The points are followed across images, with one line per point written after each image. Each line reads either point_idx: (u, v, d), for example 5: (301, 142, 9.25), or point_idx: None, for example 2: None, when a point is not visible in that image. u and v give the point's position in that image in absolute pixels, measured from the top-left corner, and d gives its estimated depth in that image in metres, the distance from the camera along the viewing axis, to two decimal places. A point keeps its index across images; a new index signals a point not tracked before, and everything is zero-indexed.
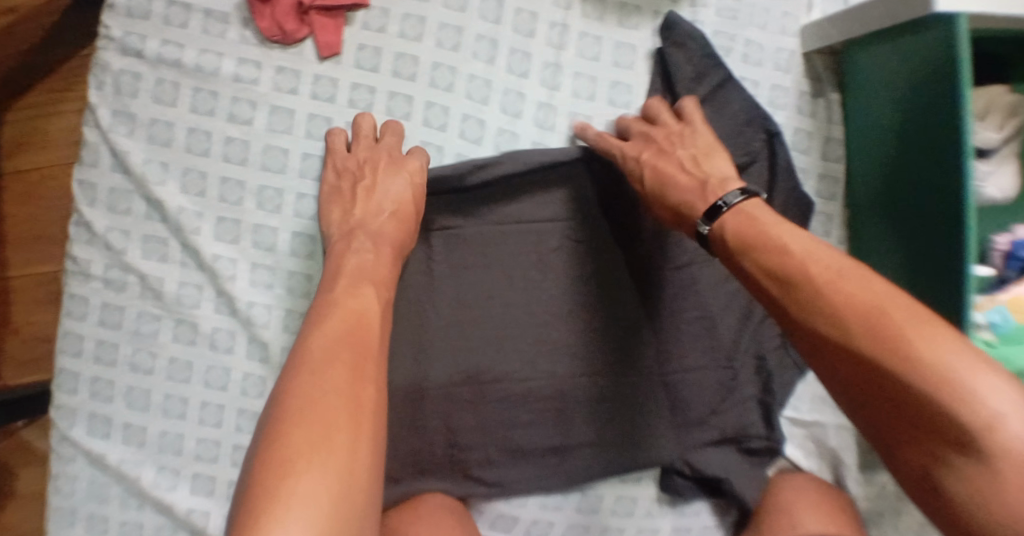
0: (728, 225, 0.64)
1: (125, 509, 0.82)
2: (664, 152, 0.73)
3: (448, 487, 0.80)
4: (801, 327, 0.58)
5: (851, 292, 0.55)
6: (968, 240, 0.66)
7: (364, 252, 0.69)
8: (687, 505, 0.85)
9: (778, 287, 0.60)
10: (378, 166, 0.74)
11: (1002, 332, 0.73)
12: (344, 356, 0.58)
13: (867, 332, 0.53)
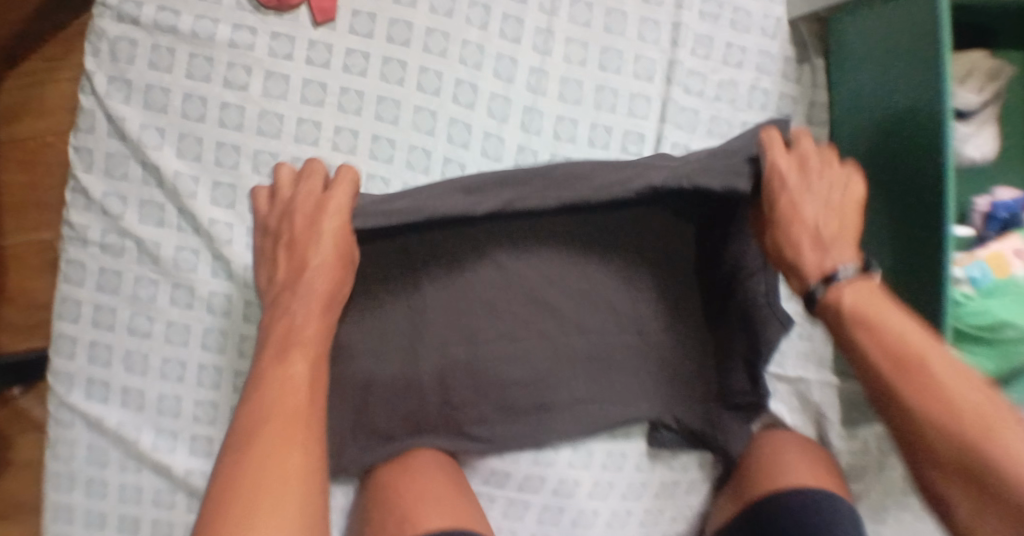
0: (842, 296, 0.63)
1: (123, 473, 0.83)
2: (801, 197, 0.69)
3: (442, 443, 0.83)
4: (898, 408, 0.57)
5: (941, 372, 0.56)
6: (947, 198, 0.68)
7: (292, 314, 0.67)
8: (676, 459, 0.90)
9: (874, 358, 0.59)
10: (300, 217, 0.72)
11: (982, 285, 0.76)
12: (281, 429, 0.60)
13: (970, 419, 0.53)
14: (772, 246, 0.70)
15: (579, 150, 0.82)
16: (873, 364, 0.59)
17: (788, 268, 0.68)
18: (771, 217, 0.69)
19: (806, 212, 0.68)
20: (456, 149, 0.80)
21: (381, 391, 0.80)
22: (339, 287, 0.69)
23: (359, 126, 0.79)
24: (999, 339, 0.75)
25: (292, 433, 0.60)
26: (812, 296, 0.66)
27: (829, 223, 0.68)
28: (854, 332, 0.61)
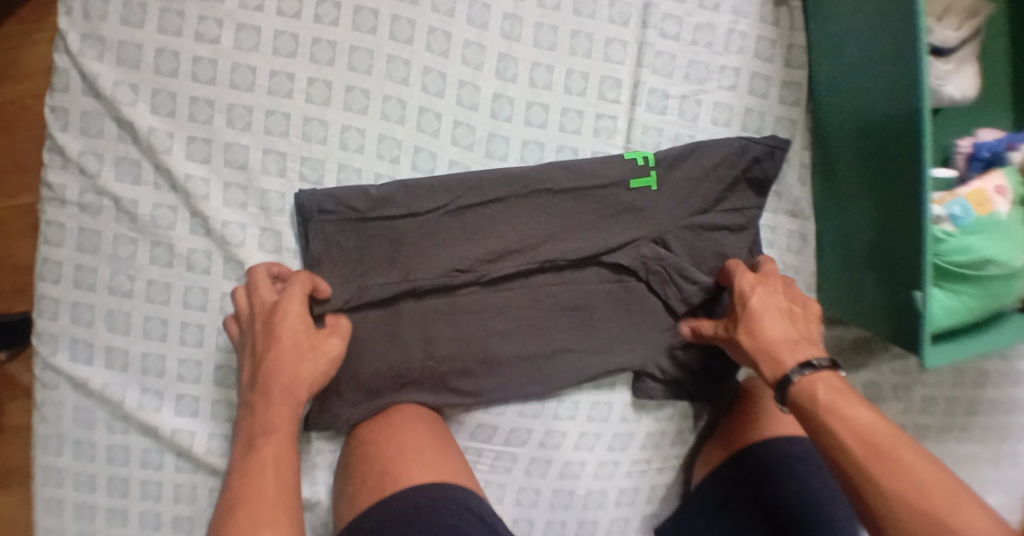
0: (798, 389, 0.67)
1: (110, 433, 0.83)
2: (767, 299, 0.74)
3: (426, 398, 0.82)
4: (866, 482, 0.60)
5: (903, 476, 0.59)
6: (925, 132, 0.67)
7: (273, 397, 0.71)
8: (661, 410, 0.89)
9: (839, 443, 0.63)
10: (260, 328, 0.73)
11: (962, 223, 0.74)
12: (261, 516, 0.63)
13: (940, 504, 0.56)
14: (739, 347, 0.74)
15: (555, 97, 0.82)
16: (840, 450, 0.62)
17: (754, 364, 0.72)
18: (742, 321, 0.74)
19: (768, 315, 0.73)
20: (431, 98, 0.80)
21: (365, 345, 0.80)
22: (311, 359, 0.73)
23: (332, 77, 0.79)
24: (980, 276, 0.74)
25: (279, 512, 0.64)
26: (776, 389, 0.69)
27: (791, 331, 0.72)
28: (813, 428, 0.65)
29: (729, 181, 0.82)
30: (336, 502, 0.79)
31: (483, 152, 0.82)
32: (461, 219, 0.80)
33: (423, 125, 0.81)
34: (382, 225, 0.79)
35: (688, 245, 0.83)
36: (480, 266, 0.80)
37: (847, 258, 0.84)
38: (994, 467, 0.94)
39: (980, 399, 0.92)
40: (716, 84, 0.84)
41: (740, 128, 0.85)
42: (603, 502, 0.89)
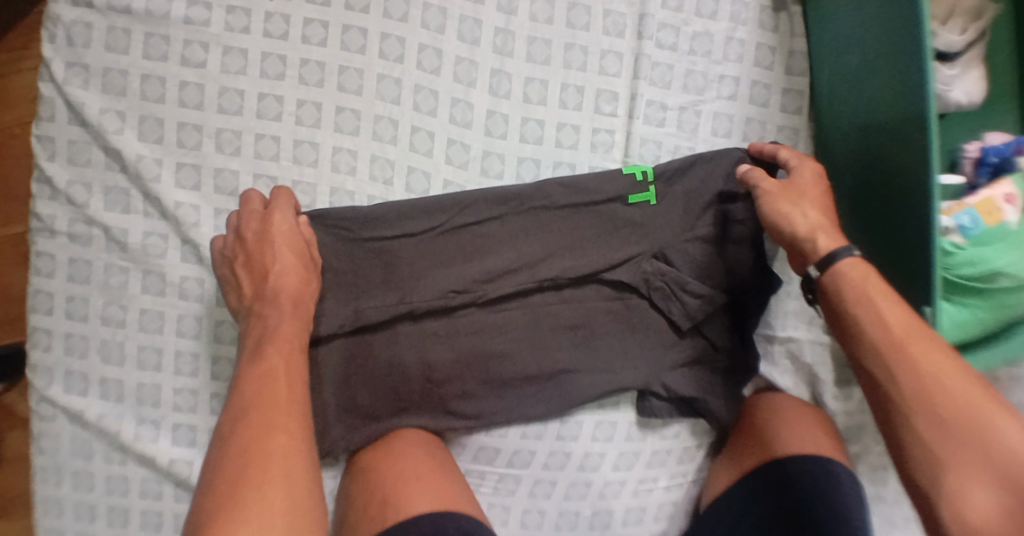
0: (844, 269, 0.64)
1: (108, 465, 0.82)
2: (815, 185, 0.72)
3: (427, 422, 0.81)
4: (878, 334, 0.60)
5: (947, 365, 0.57)
6: (932, 147, 0.65)
7: (288, 305, 0.70)
8: (667, 428, 0.87)
9: (887, 325, 0.60)
10: (267, 229, 0.73)
11: (972, 234, 0.73)
12: (275, 415, 0.61)
13: (946, 367, 0.57)
14: (790, 216, 0.69)
15: (550, 112, 0.80)
16: (885, 329, 0.60)
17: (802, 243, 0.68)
18: (794, 194, 0.71)
19: (815, 190, 0.72)
20: (423, 117, 0.79)
21: (363, 371, 0.79)
22: (291, 267, 0.71)
23: (322, 98, 0.77)
24: (991, 289, 0.71)
25: (299, 413, 0.63)
26: (830, 256, 0.65)
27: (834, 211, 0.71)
28: (855, 308, 0.62)
29: (729, 193, 0.80)
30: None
31: (479, 170, 0.80)
32: (457, 240, 0.79)
33: (417, 144, 0.79)
34: (378, 247, 0.77)
35: (690, 259, 0.81)
36: (477, 287, 0.78)
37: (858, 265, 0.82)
38: None
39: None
40: (715, 94, 0.82)
41: (741, 138, 0.83)
42: (610, 522, 0.87)
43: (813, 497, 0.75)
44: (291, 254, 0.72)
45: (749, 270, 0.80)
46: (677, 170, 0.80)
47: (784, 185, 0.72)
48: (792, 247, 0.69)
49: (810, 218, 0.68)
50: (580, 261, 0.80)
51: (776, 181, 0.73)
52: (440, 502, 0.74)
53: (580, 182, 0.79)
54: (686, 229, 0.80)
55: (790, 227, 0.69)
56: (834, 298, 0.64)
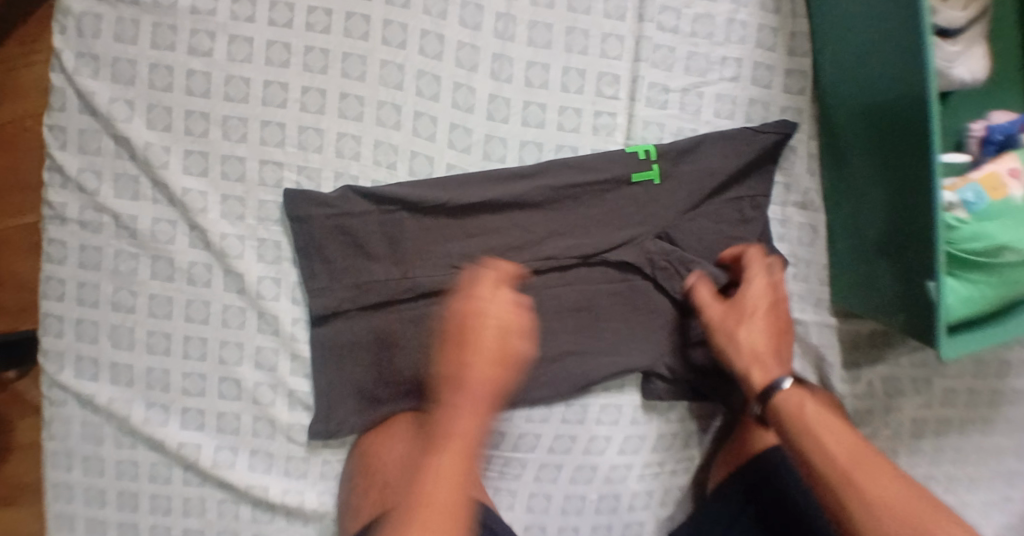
0: (781, 400, 0.71)
1: (119, 448, 0.83)
2: (761, 315, 0.75)
3: (433, 405, 0.82)
4: (823, 460, 0.66)
5: (890, 486, 0.63)
6: (932, 124, 0.66)
7: (466, 396, 0.73)
8: (672, 412, 0.87)
9: (829, 450, 0.66)
10: (487, 319, 0.75)
11: (977, 209, 0.72)
12: (432, 525, 0.66)
13: (892, 488, 0.63)
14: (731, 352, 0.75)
15: (552, 96, 0.80)
16: (831, 458, 0.66)
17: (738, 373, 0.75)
18: (737, 323, 0.75)
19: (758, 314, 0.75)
20: (426, 101, 0.78)
21: (367, 353, 0.80)
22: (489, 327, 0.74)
23: (325, 84, 0.78)
24: (995, 264, 0.71)
25: (450, 515, 0.67)
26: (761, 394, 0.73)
27: (778, 329, 0.76)
28: (799, 437, 0.68)
29: (729, 171, 0.80)
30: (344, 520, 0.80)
31: (481, 154, 0.80)
32: (462, 224, 0.80)
33: (419, 129, 0.79)
34: (387, 229, 0.78)
35: (695, 238, 0.82)
36: (479, 265, 0.80)
37: (859, 247, 0.81)
38: (1021, 459, 0.97)
39: (982, 389, 0.93)
40: (718, 76, 0.82)
41: (745, 119, 0.83)
42: (617, 507, 0.87)
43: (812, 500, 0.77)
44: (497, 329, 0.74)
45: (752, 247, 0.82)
46: (681, 151, 0.81)
47: (732, 308, 0.76)
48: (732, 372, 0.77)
49: (747, 353, 0.74)
50: (585, 243, 0.81)
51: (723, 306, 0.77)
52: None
53: (581, 162, 0.80)
54: (688, 208, 0.81)
55: (727, 358, 0.76)
56: (784, 427, 0.70)
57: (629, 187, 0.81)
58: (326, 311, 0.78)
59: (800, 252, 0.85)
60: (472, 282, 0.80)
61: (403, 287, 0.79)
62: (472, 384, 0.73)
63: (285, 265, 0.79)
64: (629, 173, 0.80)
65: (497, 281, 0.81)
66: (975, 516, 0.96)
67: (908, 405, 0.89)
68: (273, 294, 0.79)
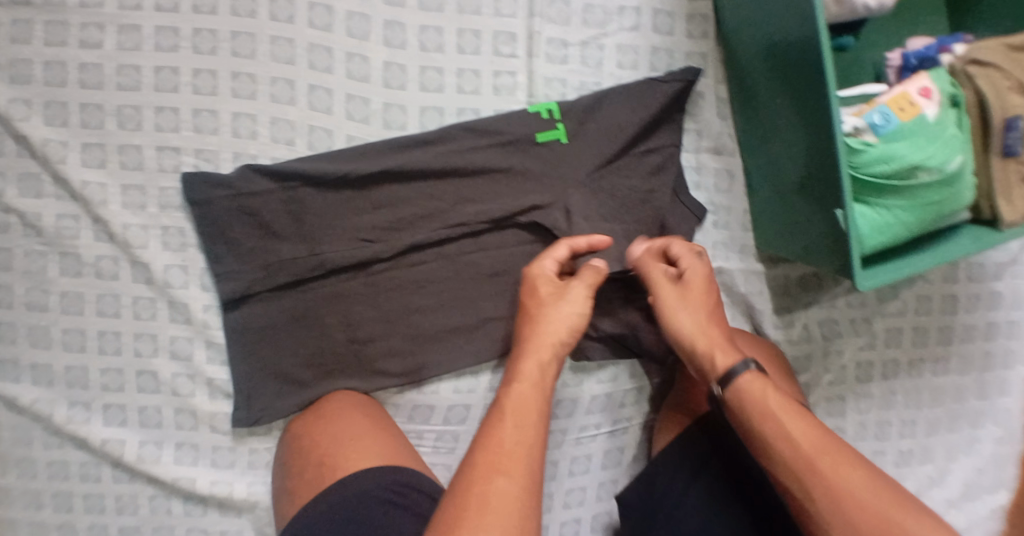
0: (744, 383, 0.68)
1: (48, 450, 0.83)
2: (710, 302, 0.72)
3: (358, 383, 0.81)
4: (786, 450, 0.65)
5: (853, 475, 0.63)
6: (823, 54, 0.65)
7: (536, 351, 0.68)
8: (603, 372, 0.87)
9: (795, 446, 0.65)
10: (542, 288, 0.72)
11: (884, 132, 0.70)
12: (502, 462, 0.60)
13: (856, 477, 0.63)
14: (687, 331, 0.71)
15: (449, 59, 0.79)
16: (795, 449, 0.65)
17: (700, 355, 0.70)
18: (690, 307, 0.71)
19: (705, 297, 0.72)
20: (319, 74, 0.77)
21: (284, 335, 0.79)
22: (555, 300, 0.71)
23: (216, 65, 0.77)
24: (906, 186, 0.69)
25: (519, 453, 0.61)
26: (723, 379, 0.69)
27: (721, 318, 0.73)
28: (764, 432, 0.66)
29: (635, 123, 0.79)
30: (278, 501, 0.78)
31: (381, 124, 0.79)
32: (367, 196, 0.78)
33: (316, 103, 0.78)
34: (289, 207, 0.77)
35: (608, 196, 0.80)
36: (387, 236, 0.79)
37: (779, 189, 0.79)
38: (981, 397, 0.93)
39: (928, 325, 0.90)
40: (617, 26, 0.80)
41: (649, 68, 0.81)
42: (557, 474, 0.87)
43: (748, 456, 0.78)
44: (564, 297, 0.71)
45: (666, 198, 0.81)
46: (587, 106, 0.79)
47: (681, 292, 0.72)
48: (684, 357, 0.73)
49: (706, 336, 0.70)
50: (494, 207, 0.79)
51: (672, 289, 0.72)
52: (387, 458, 0.75)
53: (484, 124, 0.78)
54: (599, 164, 0.79)
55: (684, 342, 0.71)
56: (744, 418, 0.67)
57: (535, 146, 0.79)
58: (237, 294, 0.77)
59: (718, 199, 0.84)
60: (382, 255, 0.78)
61: (312, 265, 0.77)
62: (546, 342, 0.69)
63: (190, 253, 0.78)
64: (534, 132, 0.79)
65: (410, 251, 0.80)
66: (935, 456, 0.92)
67: (848, 347, 0.88)
68: (181, 282, 0.79)
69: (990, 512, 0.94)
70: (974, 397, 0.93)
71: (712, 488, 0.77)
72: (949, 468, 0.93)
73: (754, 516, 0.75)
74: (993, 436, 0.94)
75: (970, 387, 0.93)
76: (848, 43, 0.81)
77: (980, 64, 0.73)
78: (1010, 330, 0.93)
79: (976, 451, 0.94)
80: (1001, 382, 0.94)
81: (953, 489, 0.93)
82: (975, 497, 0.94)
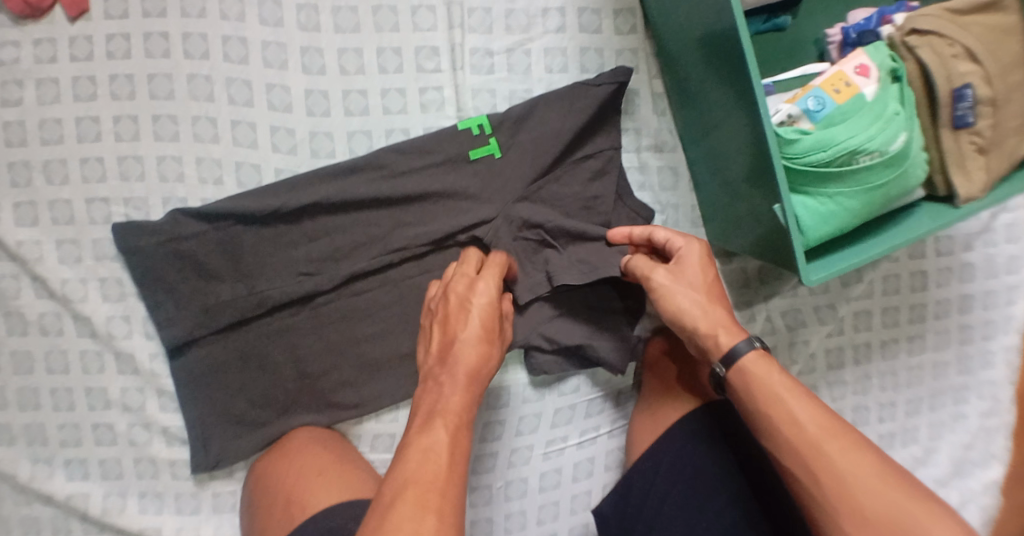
0: (749, 363, 0.63)
1: (17, 507, 0.81)
2: (709, 277, 0.68)
3: (314, 418, 0.79)
4: (791, 433, 0.60)
5: (861, 460, 0.58)
6: (744, 43, 0.62)
7: (460, 377, 0.63)
8: (564, 384, 0.84)
9: (801, 427, 0.60)
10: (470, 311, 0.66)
11: (820, 117, 0.67)
12: (430, 497, 0.55)
13: (864, 460, 0.58)
14: (689, 312, 0.66)
15: (371, 80, 0.78)
16: (800, 431, 0.60)
17: (707, 337, 0.66)
18: (688, 290, 0.67)
19: (704, 278, 0.68)
20: (241, 109, 0.76)
21: (233, 377, 0.77)
22: (481, 329, 0.66)
23: (136, 110, 0.76)
24: (848, 171, 0.65)
25: (446, 486, 0.56)
26: (733, 353, 0.64)
27: (723, 295, 0.69)
28: (768, 410, 0.62)
29: (571, 129, 0.76)
30: None
31: (309, 153, 0.78)
32: (302, 229, 0.77)
33: (240, 138, 0.76)
34: (225, 248, 0.76)
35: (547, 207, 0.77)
36: (327, 268, 0.77)
37: (725, 182, 0.76)
38: (961, 372, 0.90)
39: (899, 304, 0.87)
40: (541, 29, 0.79)
41: (580, 69, 0.80)
42: (527, 491, 0.84)
43: (744, 452, 0.75)
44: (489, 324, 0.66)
45: (609, 203, 0.77)
46: (520, 116, 0.77)
47: (677, 276, 0.68)
48: (692, 339, 0.68)
49: (709, 314, 0.66)
50: (433, 229, 0.77)
51: (666, 274, 0.69)
52: (353, 491, 0.73)
53: (413, 145, 0.77)
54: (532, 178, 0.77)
55: (689, 326, 0.67)
56: (748, 399, 0.63)
57: (469, 162, 0.77)
58: (180, 340, 0.76)
59: (664, 197, 0.83)
60: (324, 287, 0.77)
61: (252, 304, 0.76)
62: (474, 365, 0.64)
63: (132, 302, 0.78)
64: (467, 149, 0.77)
65: (351, 280, 0.78)
66: (919, 436, 0.89)
67: (815, 335, 0.85)
68: (124, 332, 0.78)
69: (984, 487, 0.90)
70: (955, 373, 0.90)
71: (699, 493, 0.72)
72: (936, 446, 0.89)
73: (767, 511, 0.72)
74: (979, 411, 0.90)
75: (950, 362, 0.90)
76: (786, 23, 0.78)
77: (921, 33, 0.69)
78: (987, 300, 0.89)
79: (962, 427, 0.90)
80: (982, 354, 0.90)
81: (943, 469, 0.89)
82: (967, 475, 0.90)
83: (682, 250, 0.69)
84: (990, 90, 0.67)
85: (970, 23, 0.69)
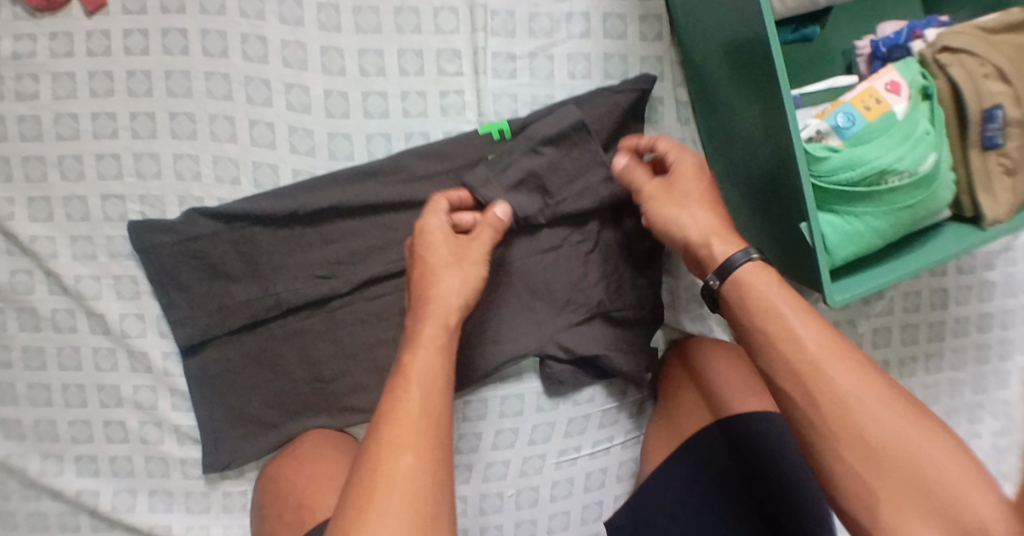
0: (744, 273, 0.58)
1: (26, 502, 0.80)
2: (701, 186, 0.63)
3: (326, 422, 0.78)
4: (789, 347, 0.55)
5: (865, 380, 0.54)
6: (777, 59, 0.61)
7: (433, 315, 0.61)
8: (579, 394, 0.83)
9: (800, 342, 0.55)
10: (433, 255, 0.64)
11: (850, 135, 0.66)
12: (406, 433, 0.53)
13: (865, 380, 0.54)
14: (678, 224, 0.63)
15: (391, 82, 0.76)
16: (799, 349, 0.55)
17: (696, 248, 0.62)
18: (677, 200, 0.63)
19: (697, 187, 0.63)
20: (259, 108, 0.75)
21: (246, 377, 0.77)
22: (455, 270, 0.64)
23: (153, 107, 0.75)
24: (877, 191, 0.64)
25: (431, 420, 0.55)
26: (726, 263, 0.59)
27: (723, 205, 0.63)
28: (762, 323, 0.57)
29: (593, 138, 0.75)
30: None
31: (327, 154, 0.77)
32: (318, 231, 0.76)
33: (257, 138, 0.75)
34: (240, 248, 0.75)
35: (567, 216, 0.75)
36: (343, 271, 0.76)
37: (749, 196, 0.75)
38: (976, 390, 0.89)
39: (917, 322, 0.86)
40: (565, 34, 0.78)
41: (603, 76, 0.79)
42: (538, 500, 0.84)
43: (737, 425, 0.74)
44: (456, 269, 0.64)
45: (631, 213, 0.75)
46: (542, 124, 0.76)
47: (668, 185, 0.64)
48: (686, 252, 0.63)
49: (701, 223, 0.62)
50: None
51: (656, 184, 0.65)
52: None
53: (432, 149, 0.76)
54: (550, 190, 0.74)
55: (679, 236, 0.63)
56: (743, 312, 0.58)
57: None
58: (195, 339, 0.75)
59: None
60: (340, 290, 0.76)
61: (267, 305, 0.75)
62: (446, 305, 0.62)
63: (145, 301, 0.78)
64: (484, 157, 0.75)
65: (366, 284, 0.77)
66: None
67: None
68: (137, 331, 0.78)
69: None
70: (970, 391, 0.89)
71: (700, 505, 0.73)
72: None
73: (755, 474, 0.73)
74: (992, 430, 0.90)
75: (965, 380, 0.89)
76: (813, 33, 0.77)
77: (953, 50, 0.68)
78: (1005, 319, 0.88)
79: (974, 446, 0.89)
80: (998, 374, 0.89)
81: None
82: None
83: (673, 159, 0.65)
84: (1020, 111, 0.66)
85: (1001, 42, 0.68)
